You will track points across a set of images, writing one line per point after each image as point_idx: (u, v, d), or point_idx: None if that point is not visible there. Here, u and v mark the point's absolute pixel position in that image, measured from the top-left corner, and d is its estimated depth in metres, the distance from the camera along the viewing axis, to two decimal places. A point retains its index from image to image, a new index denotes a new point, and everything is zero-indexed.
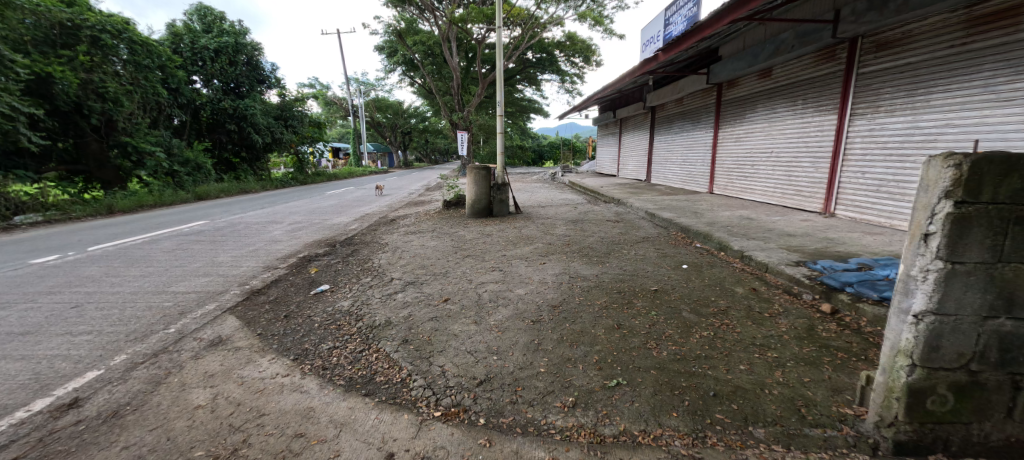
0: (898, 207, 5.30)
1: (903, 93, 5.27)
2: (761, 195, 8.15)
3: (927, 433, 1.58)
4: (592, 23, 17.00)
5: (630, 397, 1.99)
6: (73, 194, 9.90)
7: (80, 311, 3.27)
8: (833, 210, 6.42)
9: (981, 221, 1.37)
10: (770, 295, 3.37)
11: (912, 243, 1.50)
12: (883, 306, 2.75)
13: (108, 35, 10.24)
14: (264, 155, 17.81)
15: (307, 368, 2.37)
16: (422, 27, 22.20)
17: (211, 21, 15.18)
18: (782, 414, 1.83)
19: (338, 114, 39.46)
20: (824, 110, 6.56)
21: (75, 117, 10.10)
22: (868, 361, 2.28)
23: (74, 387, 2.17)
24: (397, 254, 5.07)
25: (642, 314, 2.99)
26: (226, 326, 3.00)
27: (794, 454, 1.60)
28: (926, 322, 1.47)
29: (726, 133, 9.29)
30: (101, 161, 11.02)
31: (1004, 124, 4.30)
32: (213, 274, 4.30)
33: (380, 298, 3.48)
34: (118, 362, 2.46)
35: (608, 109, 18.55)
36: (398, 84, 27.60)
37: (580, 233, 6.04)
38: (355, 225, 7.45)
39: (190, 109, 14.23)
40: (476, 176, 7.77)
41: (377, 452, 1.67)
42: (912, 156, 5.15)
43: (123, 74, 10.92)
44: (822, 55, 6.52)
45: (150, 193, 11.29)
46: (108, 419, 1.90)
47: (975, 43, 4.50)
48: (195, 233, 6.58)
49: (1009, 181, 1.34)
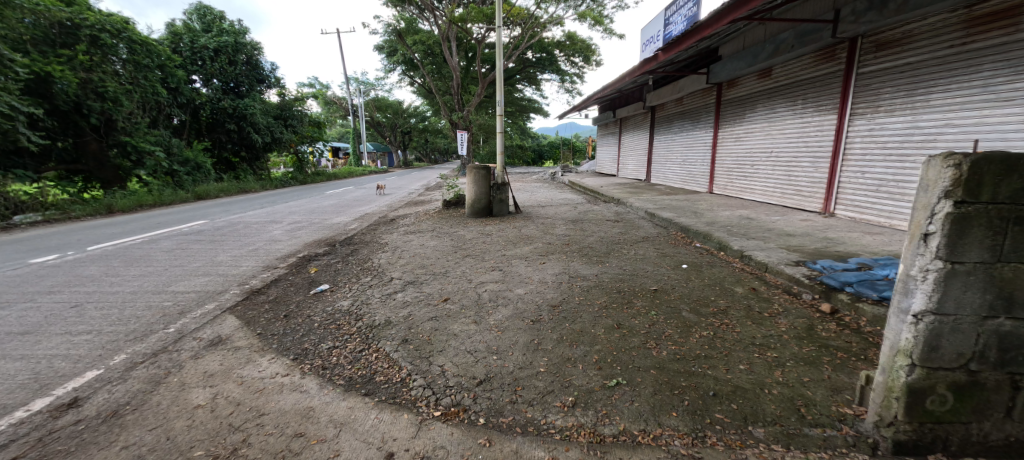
0: (897, 207, 5.31)
1: (903, 92, 5.27)
2: (761, 195, 8.15)
3: (926, 433, 1.58)
4: (592, 23, 17.00)
5: (630, 396, 1.99)
6: (72, 193, 9.89)
7: (79, 311, 3.26)
8: (832, 210, 6.42)
9: (981, 221, 1.37)
10: (769, 295, 3.37)
11: (912, 243, 1.50)
12: (883, 306, 2.75)
13: (107, 34, 10.23)
14: (264, 155, 17.80)
15: (307, 368, 2.36)
16: (421, 27, 22.20)
17: (211, 21, 15.18)
18: (782, 414, 1.83)
19: (338, 113, 39.44)
20: (823, 109, 6.55)
21: (74, 116, 10.10)
22: (868, 361, 2.28)
23: (74, 387, 2.17)
24: (397, 253, 5.07)
25: (641, 314, 2.99)
26: (225, 325, 3.00)
27: (794, 454, 1.60)
28: (926, 322, 1.47)
29: (726, 133, 9.29)
30: (101, 161, 11.01)
31: (1004, 123, 4.30)
32: (213, 274, 4.30)
33: (380, 298, 3.48)
34: (118, 362, 2.46)
35: (608, 109, 18.55)
36: (398, 83, 27.59)
37: (579, 233, 6.05)
38: (355, 225, 7.45)
39: (190, 108, 14.22)
40: (476, 176, 7.77)
41: (377, 452, 1.66)
42: (911, 156, 5.15)
43: (123, 73, 10.92)
44: (822, 55, 6.52)
45: (149, 193, 11.28)
46: (108, 419, 1.90)
47: (975, 42, 4.50)
48: (194, 233, 6.58)
49: (1010, 180, 1.34)
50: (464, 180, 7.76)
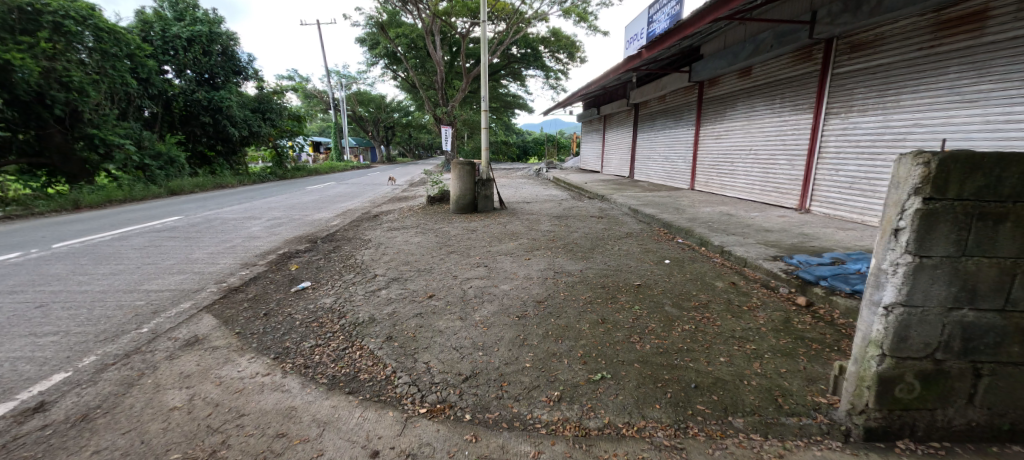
0: (869, 204, 5.50)
1: (875, 93, 5.47)
2: (740, 191, 8.37)
3: (895, 420, 1.65)
4: (577, 18, 17.04)
5: (614, 390, 2.02)
6: (35, 188, 9.56)
7: (45, 311, 3.11)
8: (808, 207, 6.64)
9: (946, 217, 1.42)
10: (748, 289, 3.45)
11: (883, 238, 1.56)
12: (855, 299, 2.86)
13: (71, 21, 9.70)
14: (241, 149, 17.26)
15: (288, 366, 2.32)
16: (404, 20, 21.73)
17: (183, 9, 14.64)
18: (760, 404, 1.89)
19: (318, 108, 38.41)
20: (800, 108, 6.74)
21: (36, 107, 9.56)
22: (841, 351, 2.37)
23: (39, 391, 2.07)
24: (381, 250, 5.00)
25: (626, 308, 3.04)
26: (202, 324, 2.92)
27: (772, 442, 1.66)
28: (895, 314, 1.54)
29: (707, 131, 9.48)
30: (66, 154, 10.52)
31: (968, 124, 4.49)
32: (188, 272, 4.16)
33: (363, 295, 3.42)
34: (88, 363, 2.36)
35: (593, 105, 18.73)
36: (382, 77, 27.18)
37: (564, 229, 6.11)
38: (336, 221, 7.28)
39: (163, 100, 13.70)
40: (460, 171, 7.71)
41: (361, 450, 1.64)
42: (882, 154, 5.35)
43: (89, 63, 10.40)
44: (799, 55, 6.69)
45: (119, 187, 10.80)
46: (77, 423, 1.82)
47: (943, 46, 4.67)
48: (169, 230, 6.37)
49: (975, 177, 1.40)
50: (449, 176, 7.70)
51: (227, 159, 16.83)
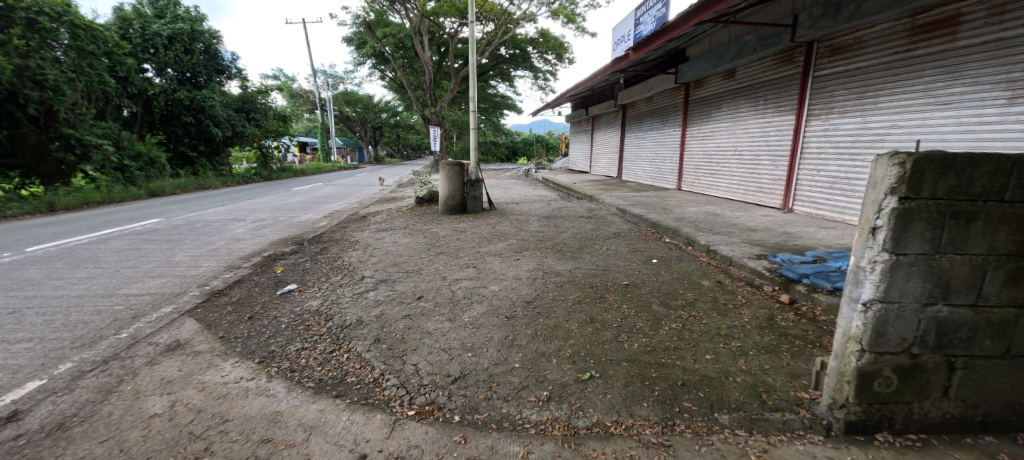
0: (849, 203, 5.64)
1: (854, 95, 5.61)
2: (725, 191, 8.50)
3: (874, 413, 1.69)
4: (565, 19, 17.13)
5: (603, 389, 2.03)
6: (8, 190, 9.19)
7: (17, 317, 3.01)
8: (791, 206, 6.78)
9: (921, 215, 1.47)
10: (733, 287, 3.51)
11: (862, 236, 1.60)
12: (836, 296, 2.94)
13: (46, 18, 9.46)
14: (224, 149, 16.92)
15: (274, 370, 2.28)
16: (392, 20, 21.56)
17: (163, 6, 14.22)
18: (745, 400, 1.92)
19: (304, 108, 37.85)
20: (783, 110, 6.88)
21: (8, 106, 9.24)
22: (822, 347, 2.43)
23: (11, 400, 2.00)
24: (369, 251, 4.96)
25: (614, 307, 3.07)
26: (184, 329, 2.85)
27: (756, 437, 1.69)
28: (873, 310, 1.58)
29: (694, 132, 9.62)
30: (40, 155, 10.18)
31: (942, 126, 4.64)
32: (169, 276, 4.06)
33: (351, 297, 3.39)
34: (63, 370, 2.29)
35: (582, 106, 18.84)
36: (369, 77, 26.92)
37: (553, 229, 6.13)
38: (323, 223, 7.19)
39: (142, 100, 13.37)
40: (449, 171, 7.68)
41: (349, 454, 1.63)
42: (861, 155, 5.49)
43: (65, 60, 10.10)
44: (782, 57, 6.83)
45: (96, 189, 10.49)
46: (52, 432, 1.76)
47: (918, 49, 4.82)
48: (149, 232, 6.21)
49: (947, 177, 1.45)
50: (438, 176, 7.66)
51: (210, 160, 16.48)
